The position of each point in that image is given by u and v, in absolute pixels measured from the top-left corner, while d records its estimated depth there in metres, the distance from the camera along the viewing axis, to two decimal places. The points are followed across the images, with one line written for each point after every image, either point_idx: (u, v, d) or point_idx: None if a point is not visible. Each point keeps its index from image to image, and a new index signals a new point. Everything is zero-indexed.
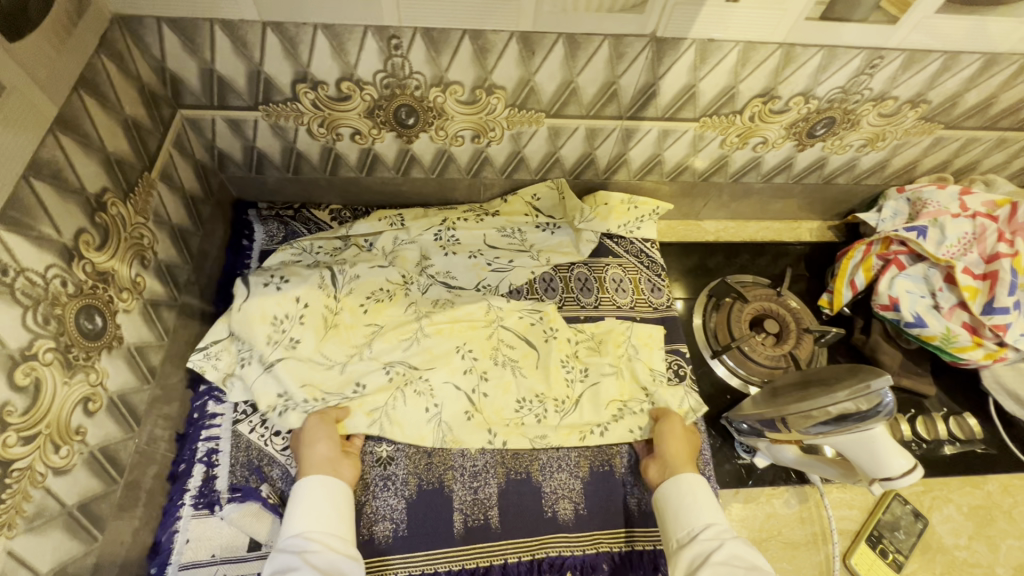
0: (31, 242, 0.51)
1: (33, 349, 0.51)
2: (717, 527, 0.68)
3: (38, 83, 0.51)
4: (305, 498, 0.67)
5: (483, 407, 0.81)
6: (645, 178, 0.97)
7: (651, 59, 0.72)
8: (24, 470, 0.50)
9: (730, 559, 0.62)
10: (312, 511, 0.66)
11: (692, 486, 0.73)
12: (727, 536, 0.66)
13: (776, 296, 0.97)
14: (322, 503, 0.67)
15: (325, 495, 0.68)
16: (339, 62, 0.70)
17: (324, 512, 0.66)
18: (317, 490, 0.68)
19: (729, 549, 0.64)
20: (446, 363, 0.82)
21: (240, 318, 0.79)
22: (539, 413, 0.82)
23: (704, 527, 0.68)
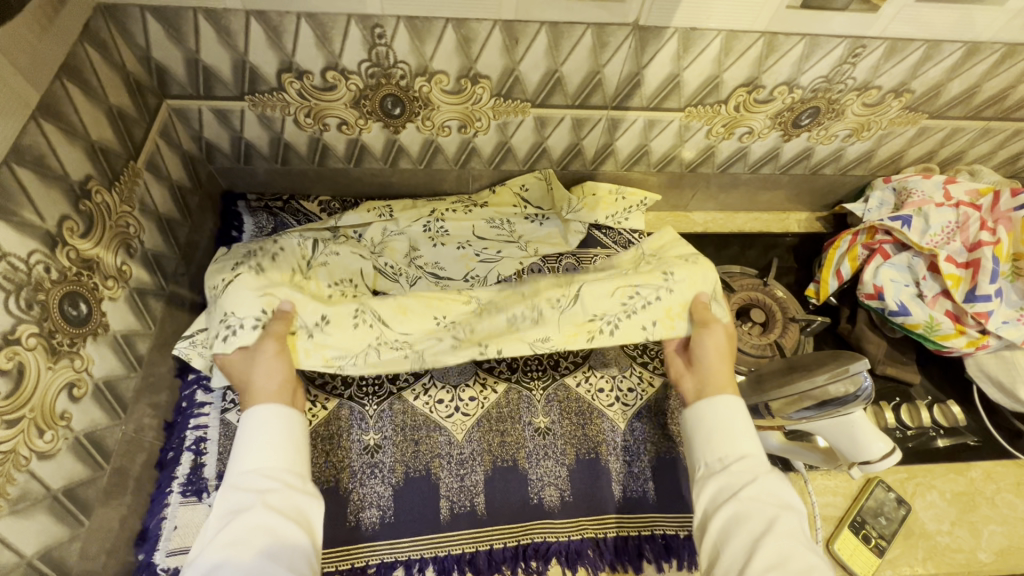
0: (12, 227, 0.51)
1: (16, 333, 0.51)
2: (748, 457, 0.65)
3: (19, 70, 0.51)
4: (256, 433, 0.62)
5: (474, 334, 0.80)
6: (633, 169, 0.97)
7: (634, 48, 0.72)
8: (8, 453, 0.51)
9: (757, 496, 0.61)
10: (267, 447, 0.62)
11: (728, 411, 0.68)
12: (757, 470, 0.63)
13: (762, 286, 0.97)
14: (276, 439, 0.63)
15: (278, 430, 0.63)
16: (323, 51, 0.70)
17: (280, 447, 0.63)
18: (275, 424, 0.63)
19: (758, 485, 0.62)
20: (421, 326, 0.79)
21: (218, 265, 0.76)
22: (532, 318, 0.80)
23: (735, 456, 0.65)
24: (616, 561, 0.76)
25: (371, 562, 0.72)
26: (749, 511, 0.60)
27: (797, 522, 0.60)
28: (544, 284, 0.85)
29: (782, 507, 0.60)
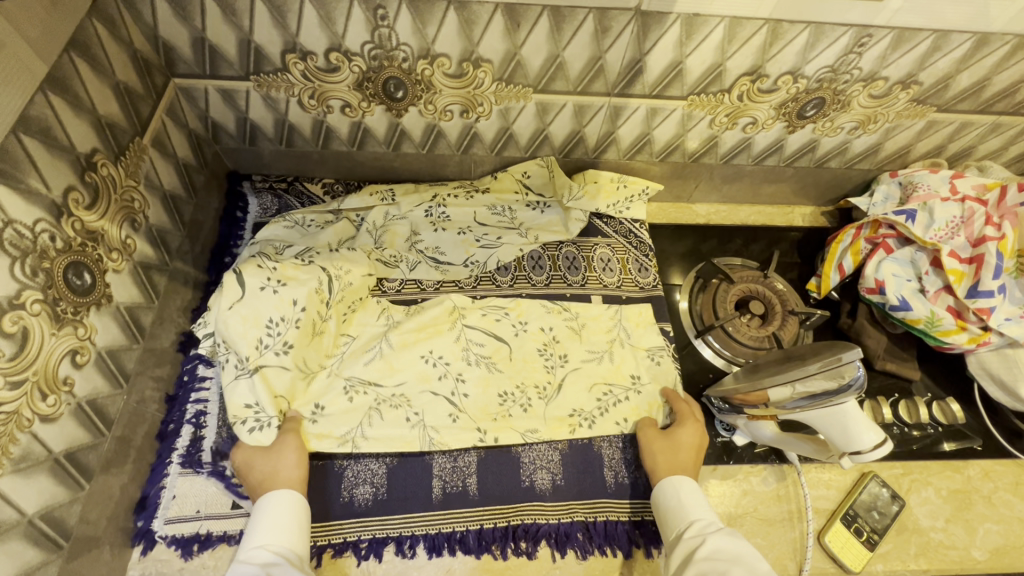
0: (18, 194, 0.53)
1: (21, 298, 0.53)
2: (707, 525, 0.66)
3: (27, 41, 0.52)
4: (269, 512, 0.66)
5: (465, 408, 0.81)
6: (635, 158, 0.97)
7: (636, 34, 0.72)
8: (12, 413, 0.52)
9: (713, 552, 0.60)
10: (276, 525, 0.65)
11: (681, 487, 0.72)
12: (715, 531, 0.64)
13: (762, 278, 0.97)
14: (286, 518, 0.66)
15: (289, 509, 0.67)
16: (327, 32, 0.71)
17: (287, 526, 0.65)
18: (285, 502, 0.67)
19: (715, 542, 0.62)
20: (417, 373, 0.82)
21: (231, 318, 0.73)
22: (522, 404, 0.83)
23: (696, 526, 0.67)
24: (604, 545, 0.76)
25: (364, 538, 0.73)
26: (707, 567, 0.58)
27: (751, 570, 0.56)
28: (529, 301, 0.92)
29: (742, 557, 0.59)
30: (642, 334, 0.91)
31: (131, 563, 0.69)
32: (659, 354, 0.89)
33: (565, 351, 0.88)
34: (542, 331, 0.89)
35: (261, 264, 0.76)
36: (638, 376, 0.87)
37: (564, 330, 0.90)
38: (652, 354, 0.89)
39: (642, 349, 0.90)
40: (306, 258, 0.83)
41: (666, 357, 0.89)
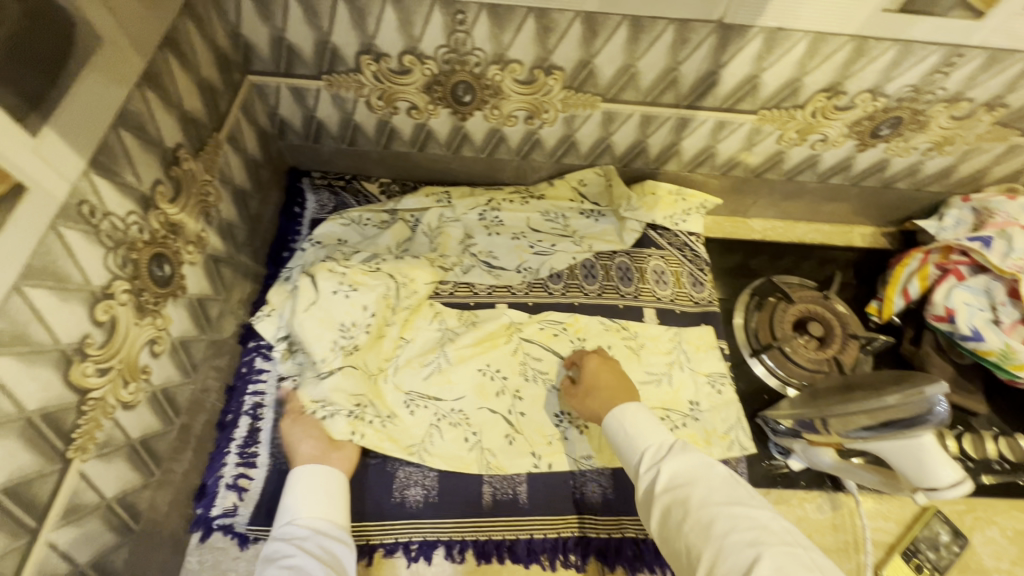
0: (115, 186, 0.54)
1: (111, 288, 0.54)
2: (663, 447, 0.65)
3: (130, 37, 0.54)
4: (298, 484, 0.67)
5: (522, 427, 0.82)
6: (695, 171, 0.96)
7: (714, 46, 0.71)
8: (99, 400, 0.53)
9: (671, 481, 0.61)
10: (308, 497, 0.66)
11: (623, 417, 0.70)
12: (669, 454, 0.63)
13: (822, 299, 0.94)
14: (316, 488, 0.67)
15: (319, 481, 0.68)
16: (403, 34, 0.71)
17: (320, 497, 0.67)
18: (302, 475, 0.68)
19: (673, 468, 0.62)
20: (478, 389, 0.83)
21: (307, 321, 0.76)
22: (580, 426, 0.83)
23: (651, 450, 0.65)
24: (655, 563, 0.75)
25: (415, 540, 0.74)
26: (671, 500, 0.59)
27: (709, 491, 0.58)
28: (587, 318, 0.91)
29: (699, 478, 0.60)
30: (702, 359, 0.89)
31: (190, 550, 0.70)
32: (720, 381, 0.88)
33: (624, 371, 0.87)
34: (601, 349, 0.89)
35: (333, 269, 0.80)
36: (698, 403, 0.86)
37: (623, 350, 0.89)
38: (713, 381, 0.87)
39: (703, 374, 0.88)
40: (374, 264, 0.84)
41: (727, 386, 0.87)
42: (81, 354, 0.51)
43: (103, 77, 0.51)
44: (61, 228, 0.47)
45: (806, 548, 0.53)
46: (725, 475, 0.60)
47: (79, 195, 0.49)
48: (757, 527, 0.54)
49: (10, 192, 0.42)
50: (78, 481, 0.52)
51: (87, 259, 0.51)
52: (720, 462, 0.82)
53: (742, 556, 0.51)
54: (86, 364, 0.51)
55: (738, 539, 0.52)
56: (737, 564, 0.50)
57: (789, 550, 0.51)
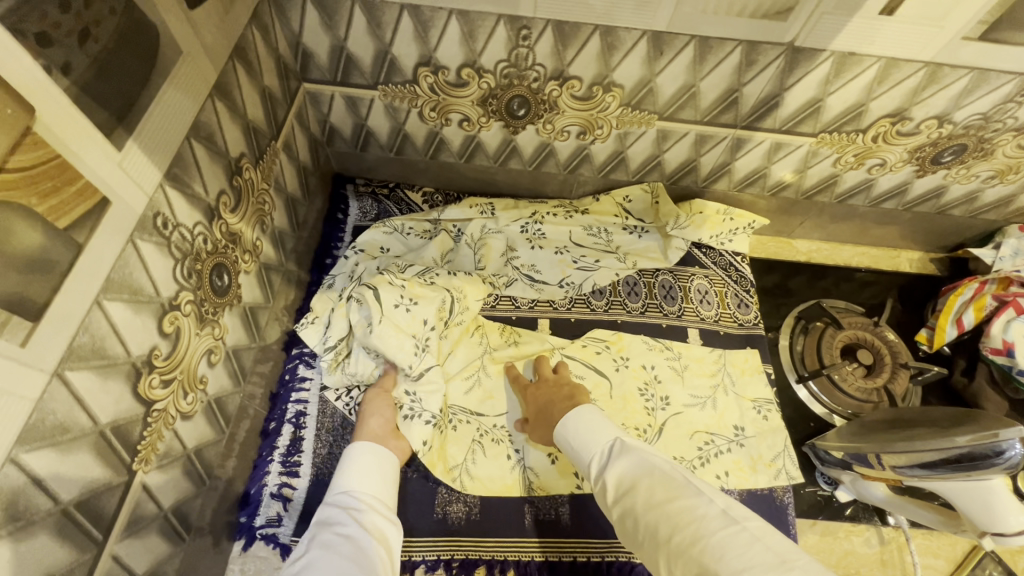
0: (185, 197, 0.54)
1: (178, 300, 0.54)
2: (605, 450, 0.65)
3: (205, 49, 0.54)
4: (356, 458, 0.68)
5: None
6: (744, 191, 0.94)
7: (782, 68, 0.69)
8: (162, 411, 0.53)
9: (619, 488, 0.60)
10: (365, 472, 0.66)
11: (562, 430, 0.70)
12: (611, 459, 0.63)
13: (872, 326, 0.93)
14: (373, 466, 0.67)
15: (377, 458, 0.68)
16: (465, 48, 0.71)
17: (375, 475, 0.67)
18: (360, 451, 0.68)
19: (616, 472, 0.61)
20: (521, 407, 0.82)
21: (384, 332, 0.75)
22: None
23: (597, 455, 0.65)
24: None
25: (456, 557, 0.72)
26: (623, 510, 0.58)
27: (654, 489, 0.56)
28: (630, 336, 0.90)
29: (643, 477, 0.58)
30: (747, 383, 0.88)
31: (233, 558, 0.69)
32: (766, 407, 0.86)
33: (668, 392, 0.86)
34: (644, 369, 0.87)
35: (393, 282, 0.78)
36: (742, 427, 0.84)
37: (667, 371, 0.87)
38: (759, 407, 0.86)
39: (748, 400, 0.87)
40: (428, 278, 0.84)
41: (774, 413, 0.86)
42: (149, 366, 0.51)
43: (180, 90, 0.51)
44: (137, 241, 0.47)
45: (749, 525, 0.50)
46: (674, 469, 0.58)
47: (155, 208, 0.49)
48: (697, 519, 0.51)
49: (97, 207, 0.42)
50: (140, 492, 0.52)
51: (158, 271, 0.51)
52: (765, 490, 0.80)
53: (689, 559, 0.49)
54: (152, 376, 0.51)
55: (682, 538, 0.50)
56: (687, 565, 0.49)
57: (735, 535, 0.49)
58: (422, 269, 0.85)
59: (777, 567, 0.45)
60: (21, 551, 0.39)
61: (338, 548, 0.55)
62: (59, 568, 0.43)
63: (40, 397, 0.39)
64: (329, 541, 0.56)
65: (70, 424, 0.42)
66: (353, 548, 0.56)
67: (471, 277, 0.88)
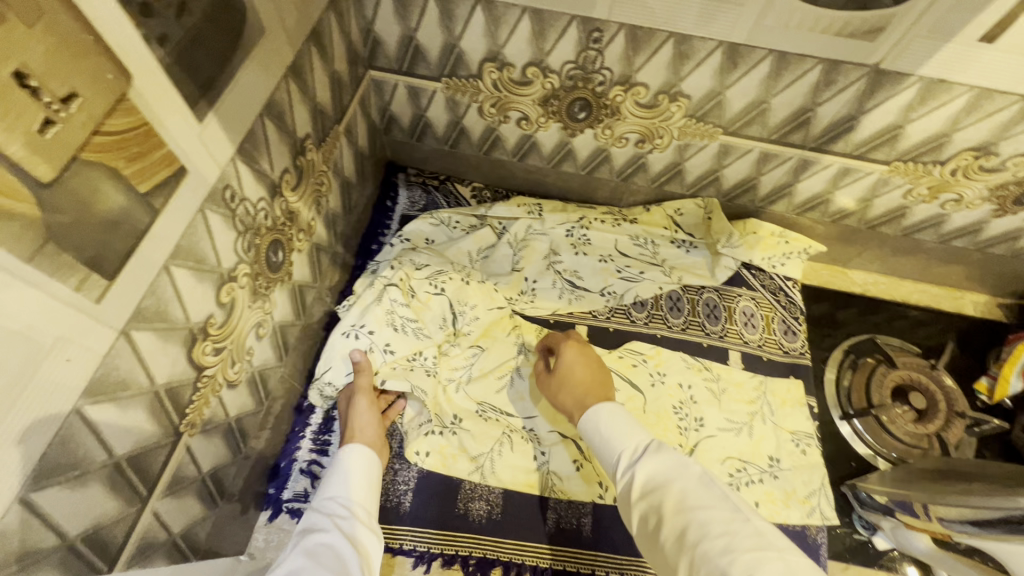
0: (252, 172, 0.55)
1: (236, 272, 0.55)
2: (638, 446, 0.61)
3: (286, 30, 0.55)
4: (345, 469, 0.64)
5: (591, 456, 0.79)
6: (803, 215, 0.91)
7: (862, 90, 0.66)
8: (210, 377, 0.55)
9: (645, 485, 0.57)
10: (353, 482, 0.62)
11: (588, 416, 0.66)
12: (644, 456, 0.59)
13: (929, 369, 0.88)
14: (363, 476, 0.63)
15: (363, 468, 0.64)
16: (534, 47, 0.70)
17: (361, 485, 0.63)
18: (349, 454, 0.65)
19: (648, 470, 0.57)
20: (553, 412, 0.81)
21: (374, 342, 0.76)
22: None
23: (625, 449, 0.61)
24: None
25: (474, 555, 0.72)
26: (648, 508, 0.55)
27: (686, 493, 0.54)
28: (670, 352, 0.88)
29: (674, 478, 0.56)
30: (787, 414, 0.85)
31: (258, 527, 0.70)
32: (805, 441, 0.83)
33: (703, 413, 0.83)
34: (680, 388, 0.85)
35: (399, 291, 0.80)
36: (778, 458, 0.81)
37: (704, 392, 0.85)
38: (798, 440, 0.83)
39: (787, 431, 0.83)
40: (437, 283, 0.83)
41: (813, 448, 0.82)
42: (204, 333, 0.52)
43: (259, 67, 0.52)
44: (206, 211, 0.49)
45: (781, 551, 0.49)
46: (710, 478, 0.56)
47: (225, 180, 0.50)
48: (732, 534, 0.49)
49: (176, 175, 0.43)
50: (184, 454, 0.54)
51: (221, 243, 0.52)
52: (797, 526, 0.78)
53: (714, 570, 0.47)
54: (206, 343, 0.53)
55: (711, 550, 0.49)
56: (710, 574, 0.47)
57: (765, 554, 0.47)
58: (433, 272, 0.84)
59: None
60: (76, 497, 0.41)
61: (322, 558, 0.50)
62: (108, 519, 0.45)
63: (106, 353, 0.40)
64: (312, 551, 0.51)
65: (130, 382, 0.43)
66: (339, 561, 0.51)
67: (483, 286, 0.87)
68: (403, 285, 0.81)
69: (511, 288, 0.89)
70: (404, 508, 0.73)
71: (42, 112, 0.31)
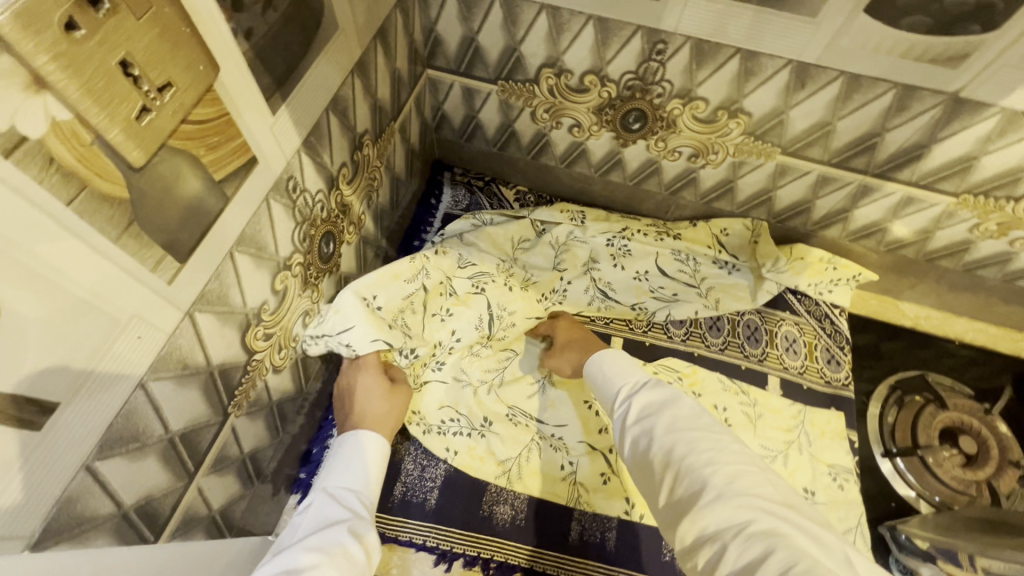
0: (314, 165, 0.56)
1: (290, 261, 0.57)
2: (635, 382, 0.62)
3: (356, 28, 0.56)
4: (359, 457, 0.62)
5: (619, 470, 0.78)
6: (856, 242, 0.88)
7: (936, 118, 0.63)
8: (259, 362, 0.56)
9: (641, 412, 0.58)
10: (362, 475, 0.61)
11: (595, 360, 0.70)
12: (641, 390, 0.60)
13: (982, 414, 0.85)
14: (374, 470, 0.62)
15: (375, 459, 0.63)
16: (595, 55, 0.70)
17: (371, 480, 0.61)
18: (372, 444, 0.64)
19: (643, 400, 0.59)
20: (583, 423, 0.80)
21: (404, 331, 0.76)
22: None
23: (624, 383, 0.63)
24: None
25: (495, 558, 0.72)
26: (639, 430, 0.56)
27: (678, 415, 0.55)
28: (707, 372, 0.86)
29: (667, 405, 0.57)
30: (826, 446, 0.82)
31: (287, 509, 0.71)
32: (843, 476, 0.80)
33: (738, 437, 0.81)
34: (715, 409, 0.83)
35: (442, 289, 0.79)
36: (814, 491, 0.78)
37: (739, 415, 0.83)
38: (835, 474, 0.80)
39: (824, 464, 0.81)
40: (478, 284, 0.82)
41: (851, 484, 0.79)
42: (257, 319, 0.53)
43: (329, 63, 0.53)
44: (271, 201, 0.50)
45: (760, 469, 0.51)
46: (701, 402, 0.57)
47: (289, 171, 0.52)
48: (719, 448, 0.51)
49: (248, 164, 0.45)
50: (229, 433, 0.55)
51: (280, 232, 0.53)
52: None
53: (697, 478, 0.49)
54: (258, 328, 0.54)
55: (696, 461, 0.50)
56: (694, 483, 0.49)
57: (746, 469, 0.50)
58: (476, 271, 0.82)
59: (784, 507, 0.47)
60: (133, 468, 0.42)
61: (334, 558, 0.48)
62: (158, 492, 0.47)
63: (172, 331, 0.41)
64: (325, 547, 0.49)
65: (189, 361, 0.45)
66: (349, 560, 0.49)
67: (525, 293, 0.84)
68: (441, 282, 0.79)
69: (546, 289, 0.89)
70: (429, 505, 0.74)
71: (140, 100, 0.32)
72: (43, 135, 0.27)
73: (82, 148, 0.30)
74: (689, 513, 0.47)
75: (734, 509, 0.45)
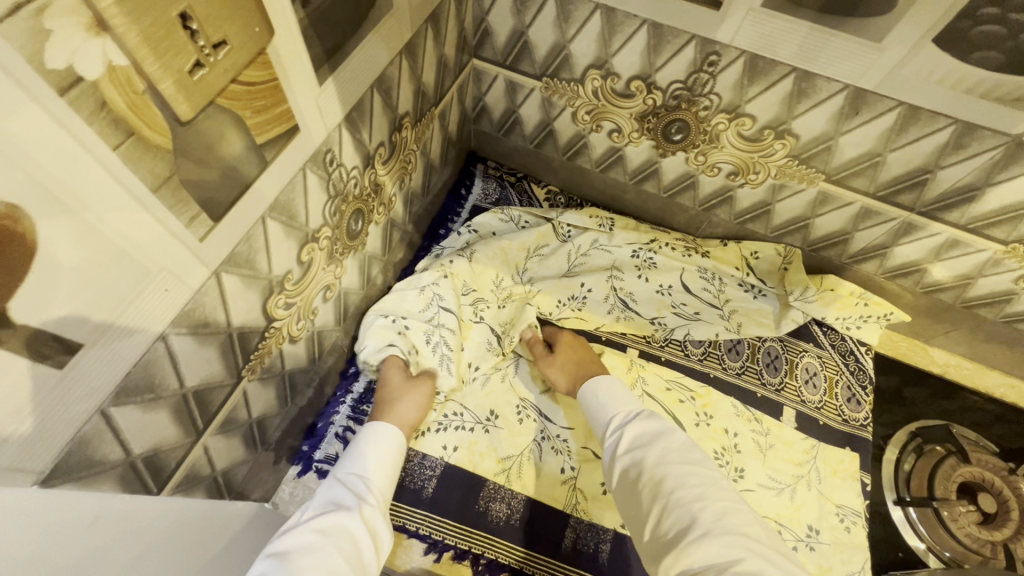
0: (353, 142, 0.56)
1: (319, 233, 0.57)
2: (629, 413, 0.63)
3: (409, 9, 0.56)
4: (371, 442, 0.63)
5: None
6: (892, 280, 0.85)
7: (994, 160, 0.61)
8: (277, 329, 0.57)
9: (632, 444, 0.58)
10: (374, 460, 0.61)
11: (588, 387, 0.69)
12: (633, 419, 0.61)
13: (1006, 471, 0.81)
14: (387, 456, 0.62)
15: (388, 447, 0.63)
16: (645, 60, 0.69)
17: (383, 467, 0.61)
18: (387, 437, 0.64)
19: (635, 430, 0.59)
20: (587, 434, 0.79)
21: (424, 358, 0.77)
22: None
23: (617, 412, 0.64)
24: None
25: (485, 555, 0.71)
26: (630, 461, 0.57)
27: (674, 448, 0.55)
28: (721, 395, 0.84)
29: (662, 437, 0.57)
30: (836, 485, 0.79)
31: (286, 479, 0.72)
32: (851, 518, 0.77)
33: (744, 465, 0.79)
34: (725, 433, 0.81)
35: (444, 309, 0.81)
36: (818, 529, 0.76)
37: (750, 443, 0.81)
38: (843, 515, 0.77)
39: (833, 503, 0.78)
40: (479, 312, 0.84)
41: (858, 527, 0.77)
42: (281, 287, 0.54)
43: (379, 41, 0.53)
44: (307, 171, 0.50)
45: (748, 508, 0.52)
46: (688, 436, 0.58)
47: (328, 144, 0.52)
48: (708, 483, 0.51)
49: (290, 132, 0.45)
50: (240, 396, 0.56)
51: (313, 204, 0.53)
52: None
53: (685, 513, 0.49)
54: (280, 296, 0.54)
55: (685, 496, 0.50)
56: (681, 519, 0.49)
57: (734, 506, 0.50)
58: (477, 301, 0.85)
59: (768, 548, 0.47)
60: (145, 418, 0.43)
61: (340, 543, 0.48)
62: (167, 444, 0.47)
63: (197, 287, 0.42)
64: (331, 530, 0.49)
65: (210, 320, 0.45)
66: (353, 547, 0.49)
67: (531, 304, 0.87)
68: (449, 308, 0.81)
69: (560, 292, 0.88)
70: (426, 493, 0.73)
71: (195, 55, 0.32)
72: (98, 78, 0.28)
73: (133, 96, 0.30)
74: (675, 547, 0.47)
75: (721, 546, 0.45)
